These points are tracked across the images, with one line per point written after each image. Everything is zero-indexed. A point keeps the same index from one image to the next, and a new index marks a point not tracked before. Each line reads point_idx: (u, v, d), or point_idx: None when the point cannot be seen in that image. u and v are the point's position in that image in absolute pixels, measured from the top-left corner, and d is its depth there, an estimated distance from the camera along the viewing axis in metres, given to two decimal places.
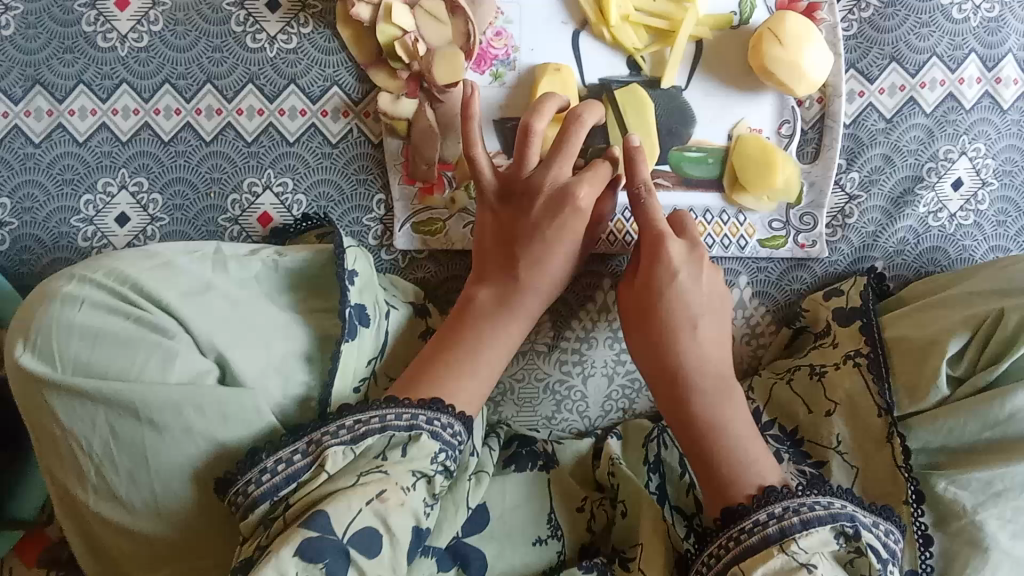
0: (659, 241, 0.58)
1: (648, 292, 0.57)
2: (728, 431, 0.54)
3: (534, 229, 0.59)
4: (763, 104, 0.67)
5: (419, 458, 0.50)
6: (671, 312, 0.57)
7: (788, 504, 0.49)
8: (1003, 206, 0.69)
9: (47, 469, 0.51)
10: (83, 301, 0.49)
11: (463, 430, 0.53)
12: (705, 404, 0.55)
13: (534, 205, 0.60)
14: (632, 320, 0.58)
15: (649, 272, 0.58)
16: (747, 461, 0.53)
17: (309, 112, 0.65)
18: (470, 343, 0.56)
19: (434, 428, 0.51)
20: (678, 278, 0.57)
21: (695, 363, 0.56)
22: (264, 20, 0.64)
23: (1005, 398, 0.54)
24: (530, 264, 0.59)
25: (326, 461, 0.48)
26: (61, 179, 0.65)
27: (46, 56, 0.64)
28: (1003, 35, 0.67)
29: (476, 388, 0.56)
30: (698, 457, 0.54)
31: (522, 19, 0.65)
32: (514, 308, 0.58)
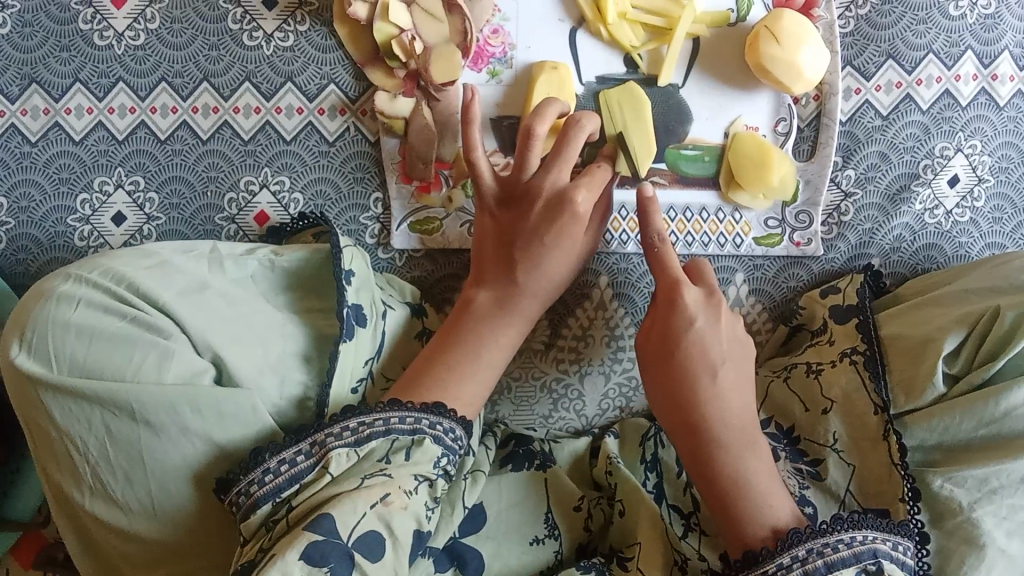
0: (677, 291, 0.57)
1: (666, 340, 0.56)
2: (749, 480, 0.53)
3: (534, 240, 0.59)
4: (759, 102, 0.67)
5: (421, 460, 0.50)
6: (689, 360, 0.55)
7: (813, 546, 0.49)
8: (999, 203, 0.69)
9: (43, 470, 0.51)
10: (79, 301, 0.50)
11: (463, 434, 0.54)
12: (726, 454, 0.54)
13: (541, 228, 0.59)
14: (651, 368, 0.57)
15: (669, 321, 0.57)
16: (767, 509, 0.52)
17: (306, 110, 0.65)
18: (470, 344, 0.57)
19: (436, 432, 0.52)
20: (698, 327, 0.56)
21: (717, 415, 0.54)
22: (261, 17, 0.64)
23: (1000, 397, 0.54)
24: (531, 273, 0.59)
25: (330, 463, 0.48)
26: (58, 178, 0.65)
27: (43, 55, 0.64)
28: (999, 31, 0.67)
29: (472, 390, 0.56)
30: (718, 506, 0.54)
31: (518, 16, 0.65)
32: (510, 315, 0.58)
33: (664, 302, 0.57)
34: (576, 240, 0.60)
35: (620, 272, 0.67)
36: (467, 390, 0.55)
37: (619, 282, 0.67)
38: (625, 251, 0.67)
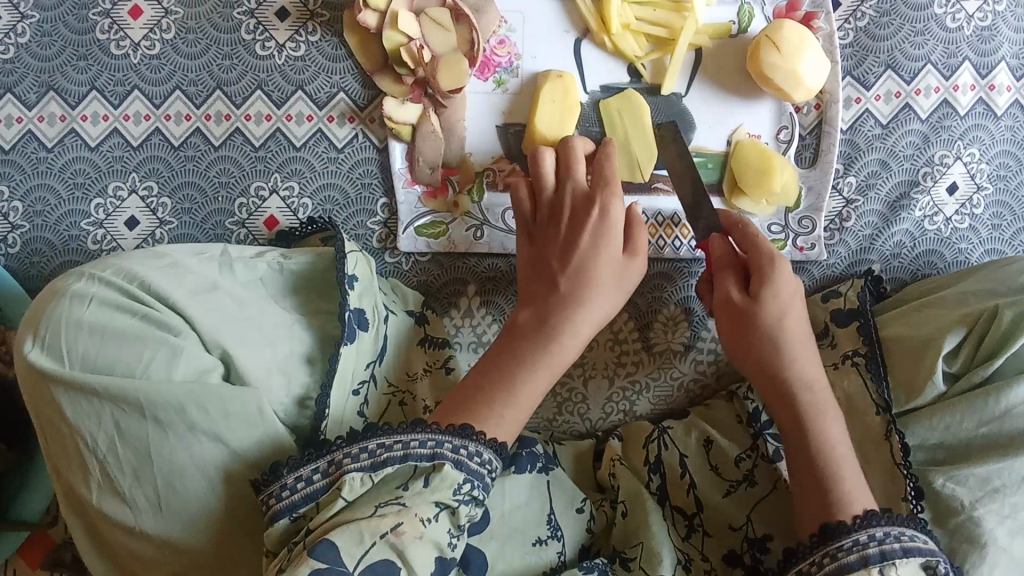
0: (774, 261, 0.57)
1: (757, 308, 0.56)
2: (837, 453, 0.53)
3: (592, 277, 0.56)
4: (761, 112, 0.68)
5: (442, 487, 0.47)
6: (792, 323, 0.57)
7: (891, 530, 0.48)
8: (998, 210, 0.70)
9: (55, 467, 0.51)
10: (92, 299, 0.50)
11: (493, 457, 0.49)
12: (819, 426, 0.54)
13: (603, 270, 0.57)
14: (741, 331, 0.57)
15: (760, 289, 0.57)
16: (853, 486, 0.52)
17: (315, 118, 0.66)
18: (512, 369, 0.53)
19: (458, 457, 0.48)
20: (790, 296, 0.57)
21: (811, 379, 0.56)
22: (273, 28, 0.66)
23: (1000, 394, 0.54)
24: (587, 315, 0.56)
25: (343, 487, 0.46)
26: (74, 183, 0.66)
27: (60, 63, 0.66)
28: (995, 43, 0.69)
29: (513, 412, 0.52)
30: (806, 479, 0.53)
31: (524, 27, 0.67)
32: (546, 337, 0.54)
33: (756, 274, 0.57)
34: (631, 277, 0.59)
35: None
36: (508, 412, 0.51)
37: None
38: None
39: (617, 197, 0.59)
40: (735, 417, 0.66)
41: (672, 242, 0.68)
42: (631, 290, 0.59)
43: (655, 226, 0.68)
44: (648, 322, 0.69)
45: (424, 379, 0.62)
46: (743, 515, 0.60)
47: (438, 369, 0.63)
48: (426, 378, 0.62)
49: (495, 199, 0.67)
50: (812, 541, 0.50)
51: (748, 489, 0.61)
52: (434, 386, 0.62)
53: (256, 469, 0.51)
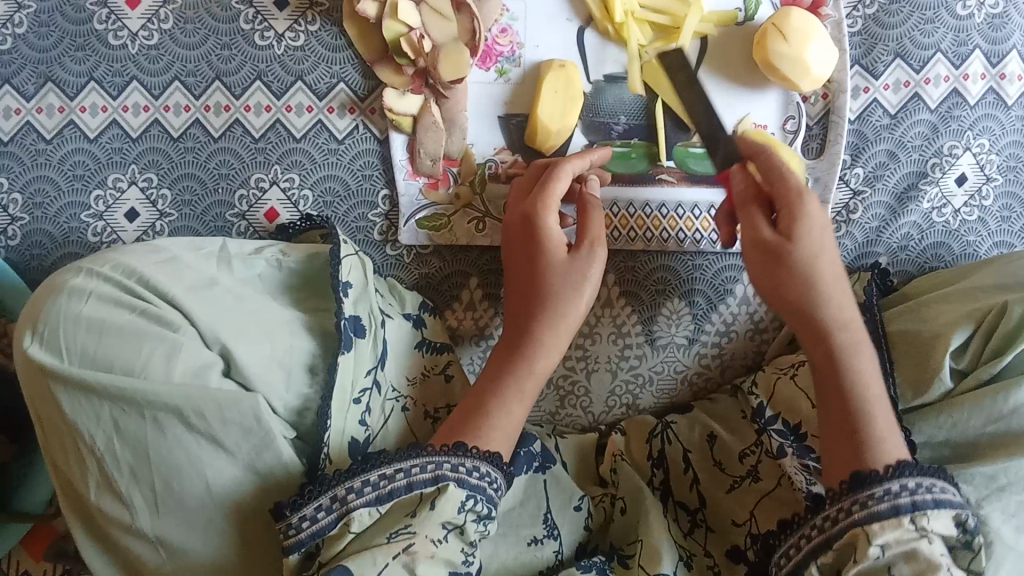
0: (806, 195, 0.55)
1: (793, 249, 0.54)
2: (868, 399, 0.52)
3: (547, 286, 0.56)
4: (767, 101, 0.67)
5: (447, 508, 0.47)
6: (819, 259, 0.54)
7: (923, 480, 0.47)
8: (1007, 202, 0.69)
9: (54, 463, 0.51)
10: (90, 294, 0.50)
11: (491, 470, 0.50)
12: (851, 370, 0.52)
13: (553, 278, 0.56)
14: (770, 268, 0.55)
15: (791, 229, 0.54)
16: (885, 434, 0.50)
17: (316, 109, 0.66)
18: (500, 386, 0.54)
19: (460, 476, 0.48)
20: (824, 232, 0.55)
21: (847, 318, 0.54)
22: (272, 18, 0.65)
23: (1009, 392, 0.53)
24: (553, 323, 0.56)
25: (352, 523, 0.46)
26: (73, 175, 0.66)
27: (58, 54, 0.65)
28: (1007, 31, 0.68)
29: (496, 424, 0.52)
30: (837, 428, 0.52)
31: (527, 16, 0.66)
32: (518, 356, 0.55)
33: (788, 211, 0.55)
34: (587, 270, 0.57)
35: (627, 269, 0.67)
36: (492, 428, 0.52)
37: (626, 279, 0.68)
38: (633, 247, 0.67)
39: (554, 204, 0.57)
40: (739, 413, 0.65)
41: (677, 233, 0.67)
42: (596, 283, 0.57)
43: (660, 218, 0.67)
44: (652, 315, 0.68)
45: (422, 385, 0.61)
46: (747, 511, 0.59)
47: (437, 375, 0.63)
48: (424, 381, 0.62)
49: (496, 191, 0.66)
50: (841, 488, 0.49)
51: (752, 484, 0.60)
52: (433, 391, 0.62)
53: (255, 465, 0.50)
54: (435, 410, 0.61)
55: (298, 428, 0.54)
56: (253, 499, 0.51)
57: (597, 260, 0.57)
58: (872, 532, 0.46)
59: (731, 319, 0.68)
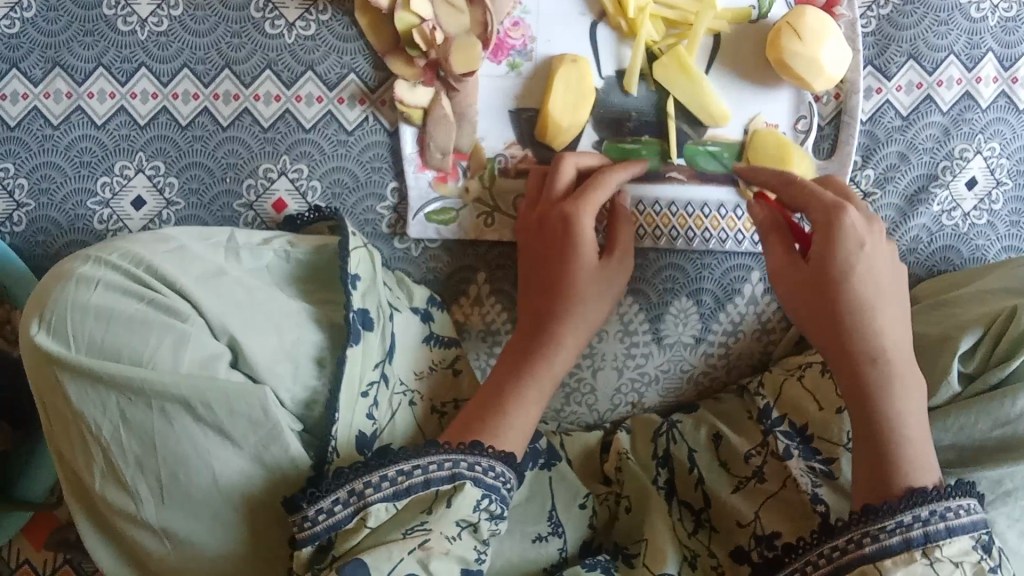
0: (841, 215, 0.53)
1: (831, 268, 0.53)
2: (899, 430, 0.51)
3: (572, 288, 0.58)
4: (778, 100, 0.66)
5: (463, 506, 0.48)
6: (858, 286, 0.53)
7: (936, 509, 0.47)
8: (1016, 207, 0.69)
9: (58, 450, 0.51)
10: (98, 282, 0.49)
11: (506, 469, 0.51)
12: (886, 394, 0.52)
13: (581, 281, 0.58)
14: (806, 295, 0.55)
15: (826, 250, 0.53)
16: (916, 458, 0.51)
17: (326, 99, 0.65)
18: (514, 384, 0.55)
19: (476, 474, 0.49)
20: (864, 258, 0.53)
21: (888, 346, 0.53)
22: (283, 6, 0.64)
23: (1014, 396, 0.53)
24: (574, 325, 0.58)
25: (369, 518, 0.46)
26: (79, 161, 0.65)
27: (66, 39, 0.64)
28: (1021, 34, 0.68)
29: (512, 422, 0.53)
30: (865, 454, 0.52)
31: (539, 9, 0.65)
32: (534, 358, 0.56)
33: (822, 233, 0.54)
34: (613, 279, 0.60)
35: (635, 267, 0.67)
36: (509, 426, 0.53)
37: (635, 278, 0.67)
38: (642, 245, 0.67)
39: (594, 211, 0.59)
40: (746, 414, 0.64)
41: (685, 232, 0.67)
42: (616, 292, 0.60)
43: (669, 215, 0.66)
44: (660, 314, 0.68)
45: (429, 378, 0.61)
46: (753, 510, 0.58)
47: (445, 369, 0.63)
48: (432, 376, 0.62)
49: (506, 186, 0.66)
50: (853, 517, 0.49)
51: (757, 485, 0.59)
52: (440, 386, 0.62)
53: (263, 458, 0.50)
54: (442, 404, 0.61)
55: (305, 420, 0.54)
56: (260, 490, 0.50)
57: (621, 272, 0.61)
58: (884, 567, 0.47)
59: (739, 318, 0.68)
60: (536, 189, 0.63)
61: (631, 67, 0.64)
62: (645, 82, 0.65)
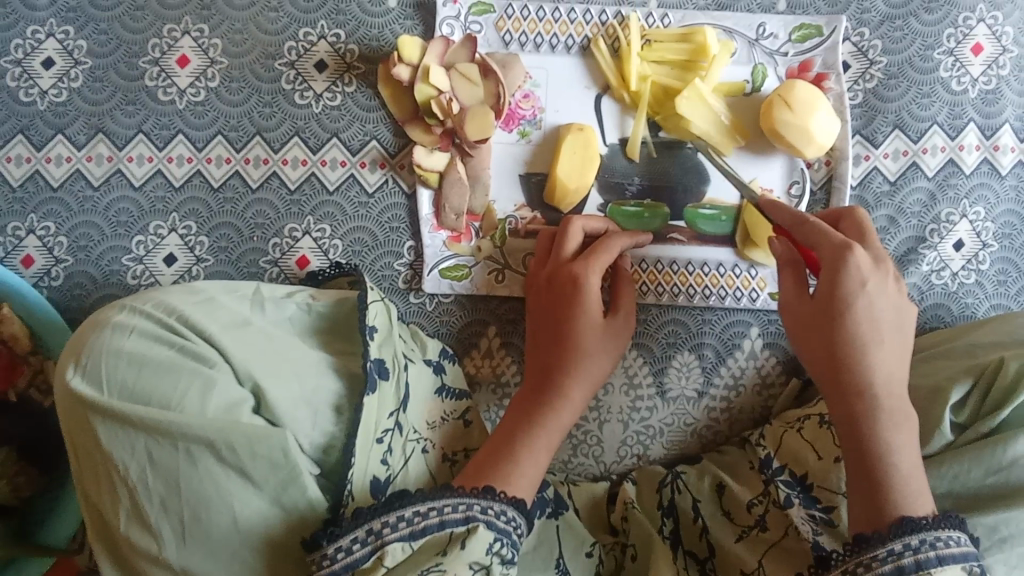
0: (845, 255, 0.54)
1: (834, 302, 0.54)
2: (892, 462, 0.51)
3: (577, 338, 0.61)
4: (772, 166, 0.71)
5: (477, 548, 0.50)
6: (860, 322, 0.54)
7: (925, 537, 0.48)
8: (1004, 267, 0.72)
9: (85, 492, 0.53)
10: (132, 330, 0.53)
11: (517, 515, 0.53)
12: (882, 425, 0.52)
13: (587, 337, 0.61)
14: (810, 329, 0.56)
15: (830, 283, 0.55)
16: (910, 488, 0.51)
17: (349, 163, 0.70)
18: (523, 436, 0.57)
19: (489, 517, 0.51)
20: (868, 296, 0.54)
21: (884, 380, 0.53)
22: (311, 79, 0.70)
23: (1005, 444, 0.54)
24: (580, 379, 0.60)
25: (386, 556, 0.48)
26: (116, 221, 0.70)
27: (110, 107, 0.70)
28: (1000, 106, 0.72)
29: (524, 470, 0.56)
30: (859, 484, 0.52)
31: (548, 82, 0.71)
32: (544, 409, 0.59)
33: (828, 270, 0.55)
34: (618, 331, 0.63)
35: (639, 322, 0.71)
36: (519, 474, 0.55)
37: (638, 332, 0.71)
38: (644, 301, 0.70)
39: (599, 271, 0.63)
40: (748, 464, 0.66)
41: (687, 288, 0.70)
42: (618, 344, 0.63)
43: (671, 273, 0.71)
44: (662, 367, 0.71)
45: (442, 428, 0.64)
46: (755, 559, 0.58)
47: (457, 419, 0.65)
48: (445, 425, 0.64)
49: (516, 245, 0.70)
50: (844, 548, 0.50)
51: (760, 534, 0.60)
52: (452, 435, 0.64)
53: (282, 500, 0.52)
54: (452, 453, 0.63)
55: (322, 465, 0.56)
56: (279, 531, 0.52)
57: (625, 326, 0.64)
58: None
59: (739, 372, 0.71)
60: (544, 246, 0.67)
61: (633, 137, 0.69)
62: (646, 149, 0.70)
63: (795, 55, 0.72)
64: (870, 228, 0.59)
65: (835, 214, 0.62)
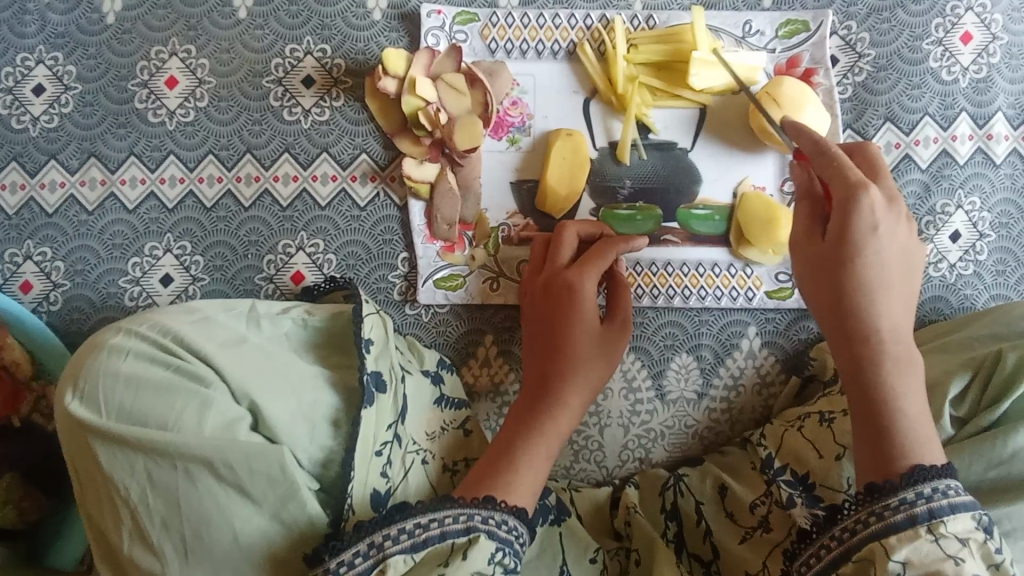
0: (857, 194, 0.52)
1: (842, 247, 0.53)
2: (900, 412, 0.51)
3: (574, 348, 0.61)
4: (764, 164, 0.70)
5: (479, 557, 0.50)
6: (867, 269, 0.53)
7: (936, 484, 0.47)
8: (1001, 256, 0.71)
9: (89, 515, 0.53)
10: (128, 353, 0.53)
11: (518, 523, 0.53)
12: (889, 373, 0.51)
13: (582, 342, 0.61)
14: (812, 277, 0.56)
15: (844, 228, 0.53)
16: (917, 438, 0.50)
17: (339, 178, 0.70)
18: (521, 446, 0.57)
19: (490, 527, 0.51)
20: (878, 242, 0.53)
21: (890, 329, 0.53)
22: (300, 95, 0.70)
23: (1006, 437, 0.54)
24: (577, 385, 0.60)
25: (388, 568, 0.48)
26: (112, 244, 0.70)
27: (101, 131, 0.71)
28: (992, 94, 0.72)
29: (524, 478, 0.55)
30: (866, 434, 0.51)
31: (536, 89, 0.71)
32: (542, 416, 0.58)
33: (839, 210, 0.53)
34: (617, 326, 0.63)
35: (635, 324, 0.71)
36: (520, 481, 0.55)
37: (635, 335, 0.71)
38: (640, 304, 0.70)
39: (596, 274, 0.63)
40: (749, 464, 0.66)
41: (682, 290, 0.70)
42: (619, 345, 0.63)
43: (666, 275, 0.70)
44: (661, 369, 0.71)
45: (441, 438, 0.63)
46: (759, 560, 0.58)
47: (457, 429, 0.65)
48: (445, 435, 0.64)
49: (510, 252, 0.70)
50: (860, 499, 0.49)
51: (763, 535, 0.59)
52: (452, 445, 0.64)
53: (282, 515, 0.52)
54: (453, 463, 0.63)
55: (322, 481, 0.56)
56: (279, 547, 0.52)
57: (625, 324, 0.64)
58: (890, 544, 0.46)
59: (738, 371, 0.71)
60: (540, 250, 0.67)
61: (623, 139, 0.69)
62: (637, 151, 0.70)
63: (783, 51, 0.71)
64: (882, 168, 0.57)
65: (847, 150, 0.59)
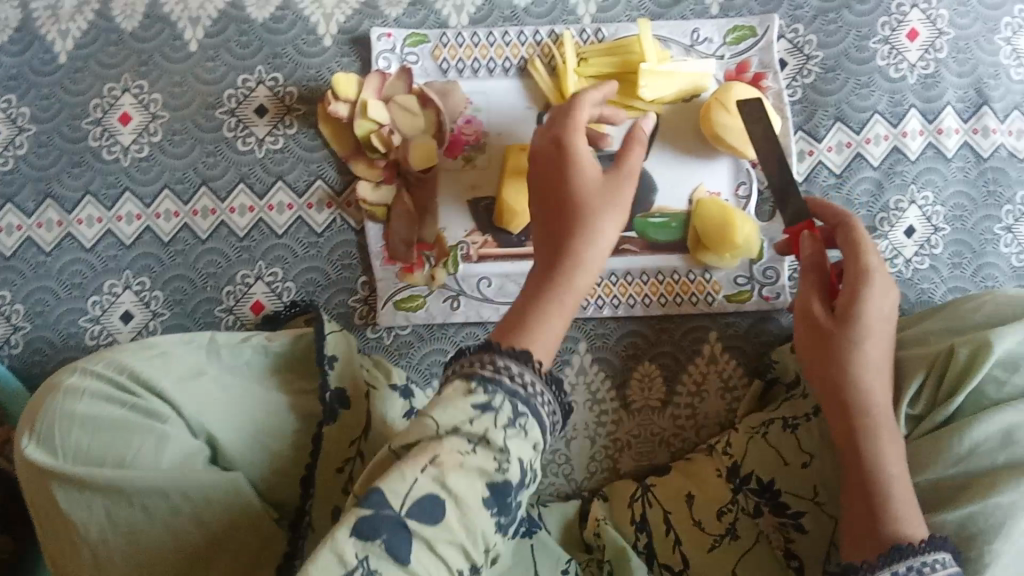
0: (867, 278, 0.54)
1: (847, 322, 0.54)
2: (892, 484, 0.50)
3: (580, 199, 0.51)
4: (717, 169, 0.71)
5: (461, 411, 0.40)
6: (868, 345, 0.53)
7: (912, 563, 0.46)
8: (957, 249, 0.71)
9: (51, 558, 0.53)
10: (84, 393, 0.53)
11: (539, 376, 0.43)
12: (882, 446, 0.52)
13: (590, 191, 0.51)
14: (811, 349, 0.56)
15: (853, 308, 0.54)
16: (905, 509, 0.49)
17: (295, 206, 0.70)
18: (541, 305, 0.48)
19: (491, 376, 0.42)
20: (882, 322, 0.54)
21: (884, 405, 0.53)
22: (253, 125, 0.71)
23: (961, 434, 0.53)
24: (591, 239, 0.50)
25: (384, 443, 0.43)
26: (71, 283, 0.71)
27: (57, 171, 0.71)
28: (940, 89, 0.72)
29: (543, 336, 0.46)
30: (857, 506, 0.51)
31: (488, 107, 0.71)
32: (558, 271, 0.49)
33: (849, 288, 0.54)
34: (623, 181, 0.53)
35: (597, 336, 0.71)
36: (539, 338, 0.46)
37: (597, 345, 0.71)
38: (601, 314, 0.71)
39: (579, 129, 0.53)
40: (714, 471, 0.65)
41: (641, 299, 0.71)
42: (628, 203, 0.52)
43: (625, 285, 0.71)
44: (625, 379, 0.71)
45: None
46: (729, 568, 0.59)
47: None
48: None
49: (470, 270, 0.70)
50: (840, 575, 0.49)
51: (732, 542, 0.60)
52: None
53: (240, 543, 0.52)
54: None
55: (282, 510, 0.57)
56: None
57: (627, 177, 0.53)
58: None
59: (702, 378, 0.70)
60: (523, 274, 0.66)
61: None
62: None
63: (732, 57, 0.72)
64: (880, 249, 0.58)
65: (834, 219, 0.59)
